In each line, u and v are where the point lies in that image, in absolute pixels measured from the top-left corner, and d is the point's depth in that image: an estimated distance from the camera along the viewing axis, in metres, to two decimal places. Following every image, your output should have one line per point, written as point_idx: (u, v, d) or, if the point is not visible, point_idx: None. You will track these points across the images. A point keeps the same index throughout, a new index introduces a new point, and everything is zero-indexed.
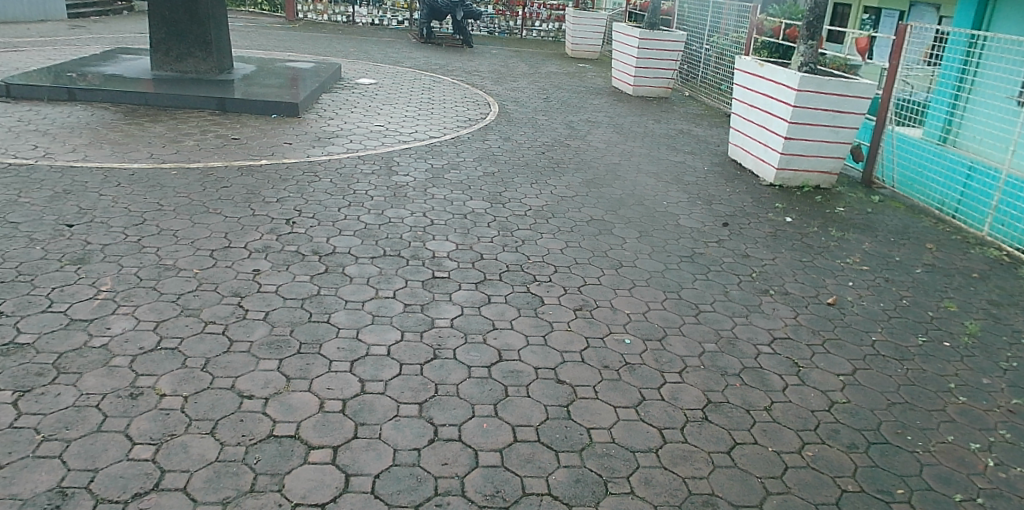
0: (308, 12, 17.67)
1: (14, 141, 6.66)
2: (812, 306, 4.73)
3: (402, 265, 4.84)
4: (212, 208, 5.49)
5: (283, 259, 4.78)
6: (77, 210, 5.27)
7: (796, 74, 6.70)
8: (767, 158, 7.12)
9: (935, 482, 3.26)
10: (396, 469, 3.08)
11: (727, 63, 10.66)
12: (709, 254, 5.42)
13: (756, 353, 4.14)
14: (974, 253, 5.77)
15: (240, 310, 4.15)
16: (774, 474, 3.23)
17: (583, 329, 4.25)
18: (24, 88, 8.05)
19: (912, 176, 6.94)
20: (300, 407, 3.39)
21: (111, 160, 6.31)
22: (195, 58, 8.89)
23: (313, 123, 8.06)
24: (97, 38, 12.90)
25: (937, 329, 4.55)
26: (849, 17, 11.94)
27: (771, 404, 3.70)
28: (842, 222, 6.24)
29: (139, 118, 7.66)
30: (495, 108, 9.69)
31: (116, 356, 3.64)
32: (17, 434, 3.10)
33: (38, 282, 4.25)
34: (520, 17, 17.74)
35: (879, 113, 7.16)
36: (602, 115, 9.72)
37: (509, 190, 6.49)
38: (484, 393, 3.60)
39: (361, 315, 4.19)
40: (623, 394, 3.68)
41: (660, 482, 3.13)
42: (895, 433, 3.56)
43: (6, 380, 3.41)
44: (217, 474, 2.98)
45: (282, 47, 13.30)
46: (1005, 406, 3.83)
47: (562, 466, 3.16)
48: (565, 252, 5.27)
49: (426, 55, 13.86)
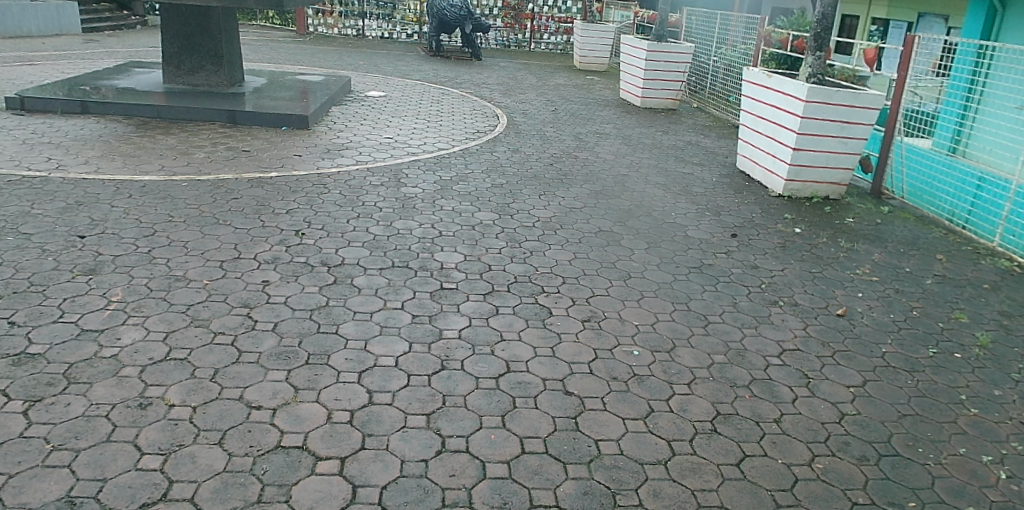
0: (319, 26, 17.78)
1: (28, 153, 6.72)
2: (822, 317, 4.71)
3: (411, 276, 4.85)
4: (223, 220, 5.53)
5: (292, 270, 4.80)
6: (89, 222, 5.31)
7: (805, 85, 6.68)
8: (776, 170, 7.10)
9: (949, 495, 3.22)
10: (403, 480, 3.07)
11: (733, 75, 10.74)
12: (717, 265, 5.41)
13: (765, 365, 4.12)
14: (984, 264, 5.72)
15: (249, 321, 4.17)
16: (784, 487, 3.20)
17: (591, 340, 4.24)
18: (38, 101, 8.14)
19: (921, 187, 6.95)
20: (308, 418, 3.40)
21: (123, 173, 6.35)
22: (207, 71, 8.98)
23: (323, 135, 8.12)
24: (112, 51, 13.07)
25: (948, 341, 4.51)
26: (857, 29, 12.01)
27: (782, 416, 3.68)
28: (852, 234, 6.20)
29: (150, 131, 7.71)
30: (504, 120, 9.73)
31: (126, 367, 3.66)
32: (27, 444, 3.11)
33: (49, 293, 4.29)
34: (529, 30, 17.88)
35: (889, 124, 7.17)
36: (610, 127, 9.74)
37: (517, 201, 6.51)
38: (492, 404, 3.60)
39: (369, 326, 4.20)
40: (631, 406, 3.67)
41: (669, 495, 3.11)
42: (906, 445, 3.53)
43: (17, 390, 3.43)
44: (225, 485, 2.98)
45: (293, 60, 13.41)
46: (1016, 418, 3.79)
47: (571, 478, 3.15)
48: (573, 263, 5.28)
49: (434, 67, 13.96)
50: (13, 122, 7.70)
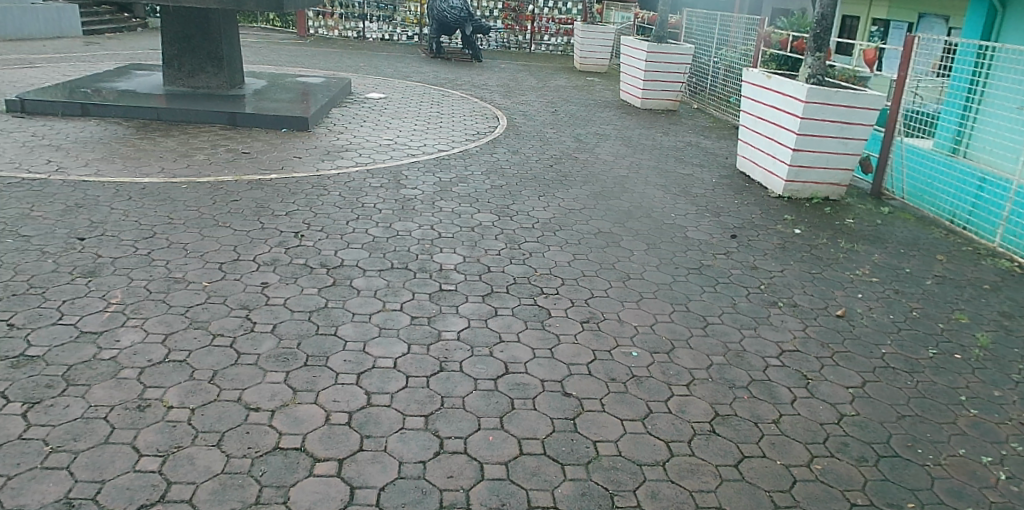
0: (319, 28, 17.76)
1: (27, 156, 6.73)
2: (822, 318, 4.70)
3: (410, 278, 4.85)
4: (222, 222, 5.53)
5: (291, 272, 4.81)
6: (88, 223, 5.33)
7: (804, 86, 6.68)
8: (776, 170, 7.10)
9: (948, 496, 3.21)
10: (401, 482, 3.07)
11: (733, 75, 10.73)
12: (716, 265, 5.41)
13: (764, 366, 4.11)
14: (985, 265, 5.71)
15: (248, 322, 4.18)
16: (783, 488, 3.19)
17: (590, 342, 4.23)
18: (38, 104, 8.15)
19: (922, 187, 6.92)
20: (306, 420, 3.40)
21: (123, 175, 6.36)
22: (207, 74, 8.99)
23: (323, 137, 8.12)
24: (111, 54, 13.08)
25: (948, 342, 4.50)
26: (858, 30, 12.01)
27: (780, 417, 3.67)
28: (852, 234, 6.20)
29: (151, 133, 7.73)
30: (503, 121, 9.74)
31: (125, 368, 3.67)
32: (25, 446, 3.12)
33: (49, 295, 4.29)
34: (529, 31, 17.92)
35: (889, 124, 7.14)
36: (610, 128, 9.74)
37: (517, 202, 6.51)
38: (490, 406, 3.59)
39: (368, 328, 4.20)
40: (630, 408, 3.67)
41: (667, 496, 3.10)
42: (906, 446, 3.52)
43: (16, 392, 3.44)
44: (223, 487, 2.98)
45: (293, 62, 13.44)
46: (1016, 419, 3.78)
47: (568, 480, 3.15)
48: (572, 264, 5.28)
49: (435, 68, 13.97)
50: (14, 125, 7.72)
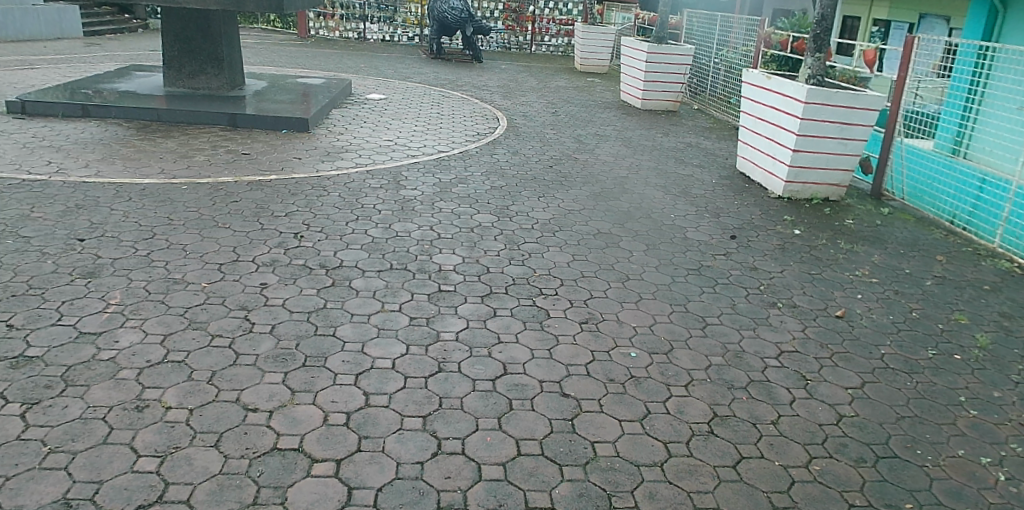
0: (320, 29, 17.78)
1: (28, 157, 6.74)
2: (821, 318, 4.70)
3: (409, 279, 4.85)
4: (222, 223, 5.54)
5: (290, 273, 4.81)
6: (88, 224, 5.33)
7: (804, 87, 6.68)
8: (776, 171, 7.09)
9: (946, 497, 3.21)
10: (398, 482, 3.07)
11: (734, 76, 10.73)
12: (715, 266, 5.41)
13: (763, 366, 4.11)
14: (985, 266, 5.70)
15: (247, 323, 4.18)
16: (781, 489, 3.19)
17: (589, 342, 4.23)
18: (38, 105, 8.16)
19: (922, 188, 6.90)
20: (304, 420, 3.40)
21: (123, 176, 6.37)
22: (207, 74, 8.99)
23: (323, 138, 8.13)
24: (112, 55, 13.11)
25: (948, 343, 4.49)
26: (858, 30, 12.01)
27: (779, 418, 3.67)
28: (851, 235, 6.19)
29: (151, 134, 7.74)
30: (504, 122, 9.74)
31: (124, 369, 3.67)
32: (24, 446, 3.12)
33: (48, 296, 4.30)
34: (529, 32, 17.94)
35: (889, 125, 7.13)
36: (611, 129, 9.74)
37: (516, 203, 6.51)
38: (488, 406, 3.59)
39: (366, 328, 4.20)
40: (628, 408, 3.67)
41: (664, 497, 3.10)
42: (904, 447, 3.52)
43: (15, 393, 3.45)
44: (221, 487, 2.98)
45: (293, 63, 13.46)
46: (1015, 420, 3.78)
47: (566, 481, 3.15)
48: (571, 265, 5.28)
49: (435, 70, 13.98)
50: (15, 126, 7.73)
